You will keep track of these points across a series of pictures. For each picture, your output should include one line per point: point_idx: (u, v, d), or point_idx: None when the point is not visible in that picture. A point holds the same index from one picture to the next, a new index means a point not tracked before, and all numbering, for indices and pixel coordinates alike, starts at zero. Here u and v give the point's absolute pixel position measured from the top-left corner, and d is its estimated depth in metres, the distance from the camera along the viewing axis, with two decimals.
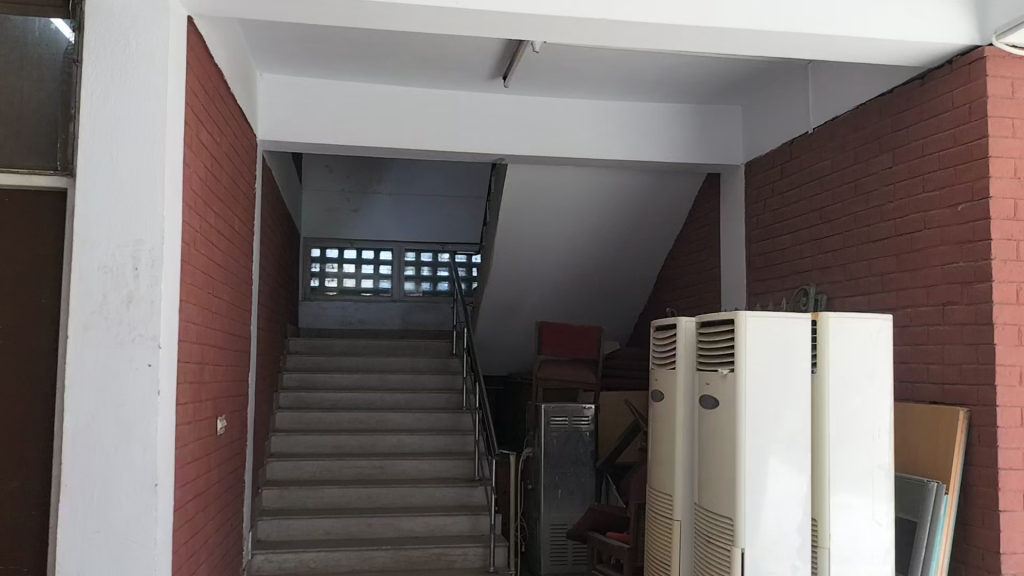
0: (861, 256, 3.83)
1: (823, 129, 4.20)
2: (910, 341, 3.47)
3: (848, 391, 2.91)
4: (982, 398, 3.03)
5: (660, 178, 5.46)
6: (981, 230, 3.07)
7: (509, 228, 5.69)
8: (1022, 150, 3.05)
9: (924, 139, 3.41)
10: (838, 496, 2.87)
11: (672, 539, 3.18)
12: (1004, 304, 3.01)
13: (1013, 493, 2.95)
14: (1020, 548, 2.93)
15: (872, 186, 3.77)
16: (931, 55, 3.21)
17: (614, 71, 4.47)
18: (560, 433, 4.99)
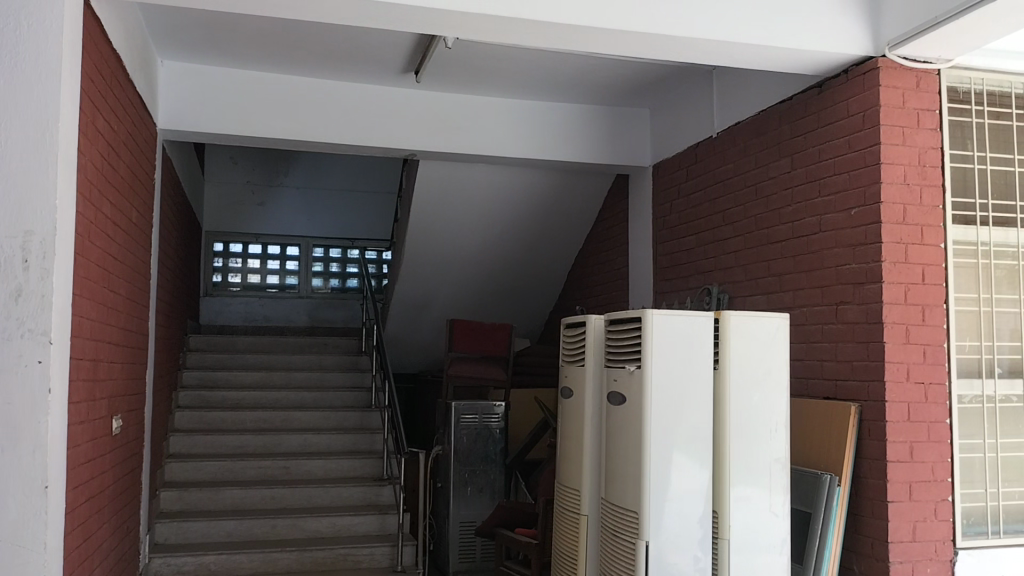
0: (761, 257, 3.97)
1: (727, 133, 4.32)
2: (806, 339, 3.61)
3: (749, 388, 3.00)
4: (872, 393, 3.19)
5: (570, 177, 5.52)
6: (874, 233, 3.22)
7: (420, 225, 5.65)
8: (909, 157, 3.23)
9: (821, 145, 3.55)
10: (738, 490, 2.96)
11: (579, 534, 3.23)
12: (893, 303, 3.16)
13: (900, 484, 3.11)
14: (905, 537, 3.10)
15: (772, 189, 3.91)
16: (830, 64, 3.35)
17: (525, 69, 4.49)
18: (469, 431, 4.99)
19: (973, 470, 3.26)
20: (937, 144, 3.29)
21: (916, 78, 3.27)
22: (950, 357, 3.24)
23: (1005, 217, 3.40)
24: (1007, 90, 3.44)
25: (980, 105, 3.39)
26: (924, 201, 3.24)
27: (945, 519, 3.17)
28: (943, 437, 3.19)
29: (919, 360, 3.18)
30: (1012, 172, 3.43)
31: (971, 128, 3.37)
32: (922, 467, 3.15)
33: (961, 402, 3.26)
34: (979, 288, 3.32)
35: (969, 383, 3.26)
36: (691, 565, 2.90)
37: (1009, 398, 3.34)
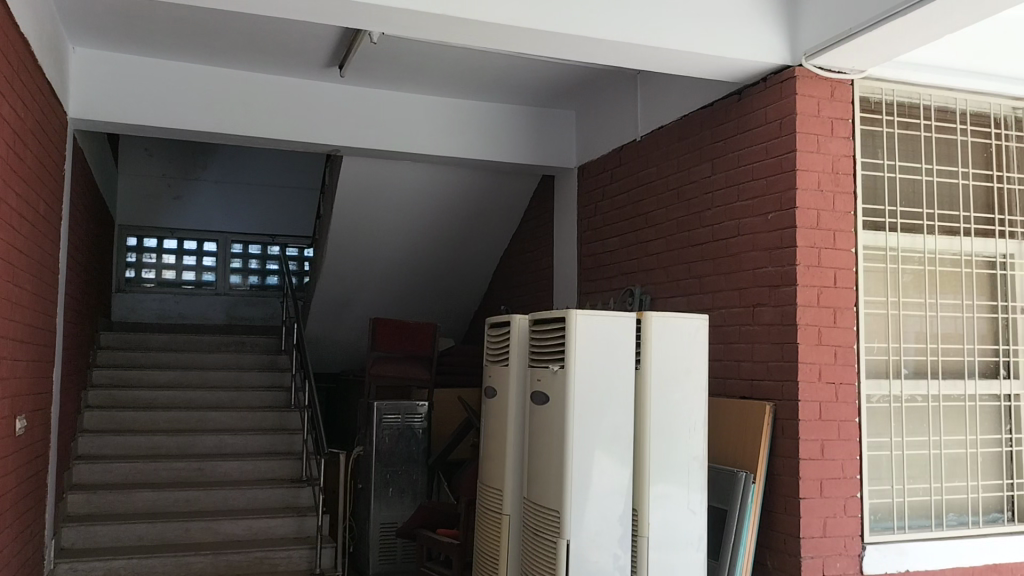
0: (682, 259, 4.04)
1: (650, 137, 4.39)
2: (724, 340, 3.69)
3: (669, 388, 3.05)
4: (786, 393, 3.28)
5: (496, 177, 5.52)
6: (789, 238, 3.31)
7: (343, 222, 5.56)
8: (823, 165, 3.33)
9: (741, 151, 3.63)
10: (657, 487, 3.01)
11: (500, 534, 3.23)
12: (807, 306, 3.26)
13: (812, 481, 3.20)
14: (816, 532, 3.19)
15: (693, 193, 3.98)
16: (750, 72, 3.43)
17: (452, 68, 4.48)
18: (391, 431, 4.93)
19: (880, 466, 3.39)
20: (849, 152, 3.40)
21: (830, 87, 3.38)
22: (860, 358, 3.35)
23: (913, 224, 3.54)
24: (917, 102, 3.58)
25: (890, 115, 3.53)
26: (837, 207, 3.36)
27: (854, 515, 3.28)
28: (852, 435, 3.31)
29: (831, 361, 3.29)
30: (919, 181, 3.58)
31: (881, 137, 3.51)
32: (833, 464, 3.25)
33: (870, 402, 3.39)
34: (886, 291, 3.46)
35: (878, 384, 3.39)
36: (610, 562, 2.93)
37: (915, 398, 3.48)
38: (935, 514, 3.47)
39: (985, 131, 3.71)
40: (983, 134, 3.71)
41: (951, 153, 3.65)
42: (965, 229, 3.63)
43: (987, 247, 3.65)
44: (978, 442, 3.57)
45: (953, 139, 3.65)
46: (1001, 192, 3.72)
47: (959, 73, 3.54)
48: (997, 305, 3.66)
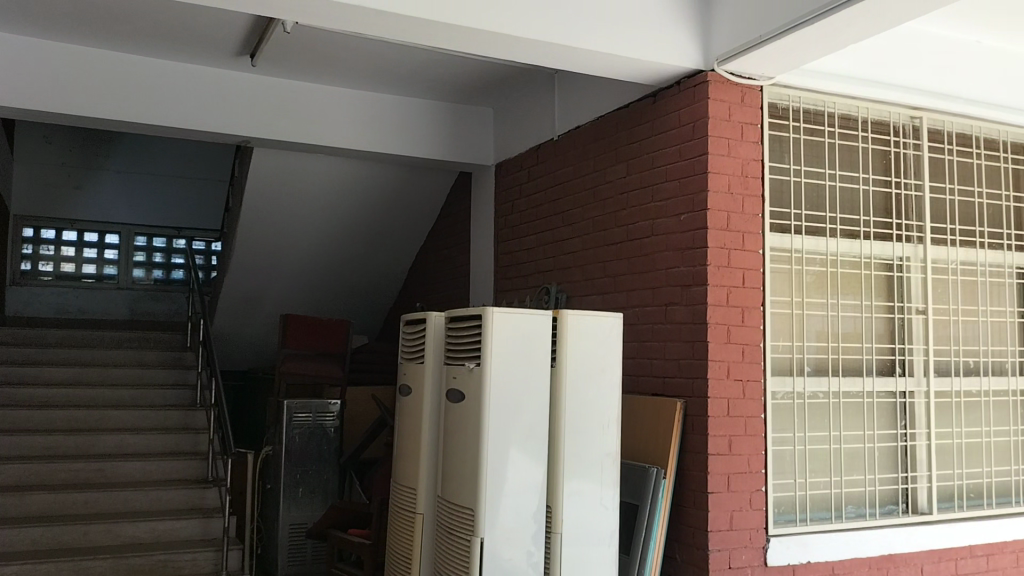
0: (597, 258, 4.09)
1: (567, 136, 4.43)
2: (638, 338, 3.75)
3: (584, 385, 3.08)
4: (696, 391, 3.36)
5: (412, 173, 5.47)
6: (700, 239, 3.38)
7: (254, 216, 5.41)
8: (734, 168, 3.42)
9: (655, 153, 3.69)
10: (571, 484, 3.03)
11: (414, 532, 3.20)
12: (717, 306, 3.34)
13: (719, 476, 3.29)
14: (723, 526, 3.28)
15: (609, 193, 4.03)
16: (665, 75, 3.49)
17: (369, 60, 4.41)
18: (302, 430, 4.82)
19: (783, 461, 3.51)
20: (758, 156, 3.49)
21: (740, 93, 3.48)
22: (766, 357, 3.45)
23: (816, 227, 3.67)
24: (822, 109, 3.71)
25: (796, 121, 3.65)
26: (745, 209, 3.45)
27: (759, 508, 3.38)
28: (758, 431, 3.40)
29: (738, 359, 3.38)
30: (823, 186, 3.70)
31: (789, 143, 3.63)
32: (739, 459, 3.34)
33: (775, 399, 3.50)
34: (791, 291, 3.58)
35: (782, 381, 3.50)
36: (523, 559, 2.94)
37: (817, 395, 3.60)
38: (834, 507, 3.60)
39: (885, 139, 3.87)
40: (883, 141, 3.87)
41: (853, 159, 3.79)
42: (865, 232, 3.78)
43: (886, 250, 3.81)
44: (875, 437, 3.72)
45: (855, 146, 3.79)
46: (899, 198, 3.88)
47: (862, 82, 3.68)
48: (894, 305, 3.82)
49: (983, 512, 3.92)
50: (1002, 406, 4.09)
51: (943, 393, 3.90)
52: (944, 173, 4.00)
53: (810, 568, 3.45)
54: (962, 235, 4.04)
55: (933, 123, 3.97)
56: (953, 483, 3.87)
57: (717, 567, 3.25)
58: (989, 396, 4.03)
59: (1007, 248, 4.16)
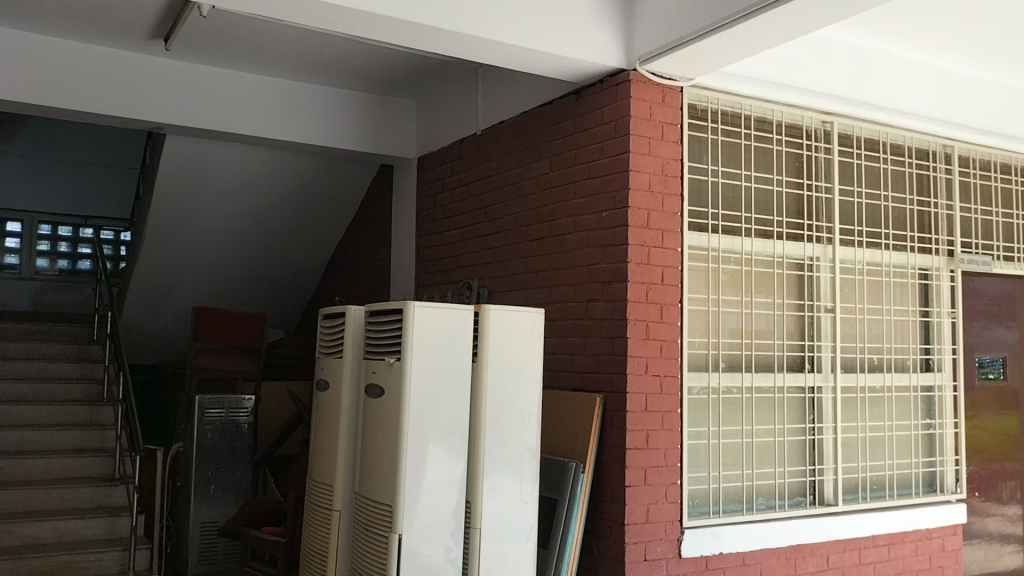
0: (519, 253, 4.10)
1: (491, 132, 4.42)
2: (559, 334, 3.78)
3: (504, 381, 3.08)
4: (615, 386, 3.40)
5: (333, 164, 5.38)
6: (621, 236, 3.42)
7: (166, 205, 5.23)
8: (654, 167, 3.47)
9: (577, 150, 3.72)
10: (490, 480, 3.03)
11: (330, 530, 3.15)
12: (637, 303, 3.39)
13: (636, 470, 3.33)
14: (639, 518, 3.32)
15: (532, 189, 4.04)
16: (588, 72, 3.51)
17: (289, 48, 4.31)
18: (214, 426, 4.67)
19: (698, 455, 3.58)
20: (678, 156, 3.55)
21: (661, 92, 3.53)
22: (683, 352, 3.51)
23: (732, 226, 3.75)
24: (739, 112, 3.80)
25: (714, 123, 3.72)
26: (665, 207, 3.50)
27: (674, 501, 3.44)
28: (675, 425, 3.46)
29: (657, 355, 3.43)
30: (739, 186, 3.79)
31: (707, 143, 3.70)
32: (656, 453, 3.40)
33: (691, 393, 3.57)
34: (707, 289, 3.66)
35: (697, 377, 3.58)
36: (441, 555, 2.91)
37: (730, 390, 3.70)
38: (746, 498, 3.70)
39: (799, 142, 3.99)
40: (796, 144, 3.99)
41: (767, 161, 3.89)
42: (778, 232, 3.89)
43: (797, 250, 3.93)
44: (785, 431, 3.84)
45: (770, 148, 3.90)
46: (811, 200, 4.00)
47: (777, 87, 3.78)
48: (804, 304, 3.95)
49: (885, 503, 4.08)
50: (904, 401, 4.26)
51: (849, 387, 4.05)
52: (853, 176, 4.15)
53: (722, 558, 3.54)
54: (869, 237, 4.19)
55: (843, 127, 4.11)
56: (857, 475, 4.03)
57: (632, 560, 3.30)
58: (892, 392, 4.20)
59: (911, 250, 4.33)
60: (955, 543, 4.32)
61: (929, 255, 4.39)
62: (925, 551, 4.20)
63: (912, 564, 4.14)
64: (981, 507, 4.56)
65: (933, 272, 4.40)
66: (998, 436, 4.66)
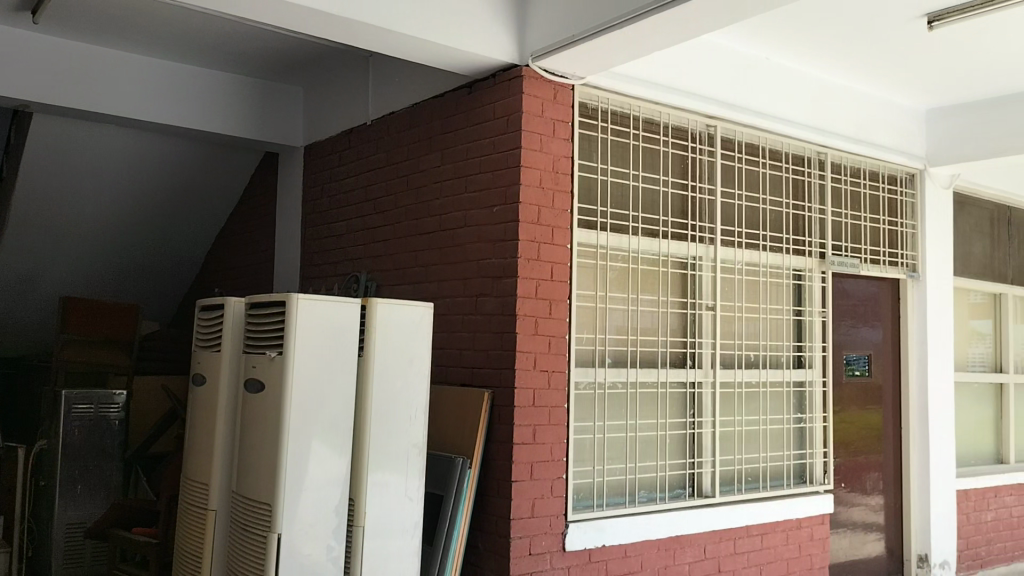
0: (408, 246, 4.04)
1: (381, 122, 4.34)
2: (448, 329, 3.75)
3: (390, 376, 3.02)
4: (503, 381, 3.40)
5: (213, 150, 5.17)
6: (511, 231, 3.42)
7: (30, 188, 4.90)
8: (545, 163, 3.49)
9: (469, 144, 3.70)
10: (375, 477, 2.97)
11: (205, 530, 3.02)
12: (526, 298, 3.40)
13: (523, 465, 3.34)
14: (525, 513, 3.34)
15: (422, 182, 3.99)
16: (480, 66, 3.49)
17: (170, 27, 4.11)
18: (82, 422, 4.38)
19: (583, 449, 3.62)
20: (568, 153, 3.57)
21: (554, 90, 3.54)
22: (571, 348, 3.54)
23: (620, 224, 3.81)
24: (628, 112, 3.85)
25: (604, 122, 3.77)
26: (555, 204, 3.52)
27: (559, 495, 3.46)
28: (561, 420, 3.49)
29: (545, 350, 3.45)
30: (627, 185, 3.85)
31: (597, 142, 3.74)
32: (543, 448, 3.41)
33: (577, 389, 3.61)
34: (595, 286, 3.70)
35: (584, 372, 3.62)
36: (322, 554, 2.83)
37: (616, 385, 3.75)
38: (628, 491, 3.77)
39: (684, 144, 4.08)
40: (682, 146, 4.08)
41: (655, 162, 3.97)
42: (664, 231, 3.97)
43: (681, 249, 4.02)
44: (667, 425, 3.94)
45: (657, 148, 3.97)
46: (694, 201, 4.11)
47: (664, 89, 3.86)
48: (687, 301, 4.06)
49: (758, 494, 4.25)
50: (777, 397, 4.44)
51: (727, 383, 4.19)
52: (734, 179, 4.28)
53: (605, 551, 3.59)
54: (748, 237, 4.34)
55: (727, 132, 4.23)
56: (735, 468, 4.17)
57: (517, 555, 3.31)
58: (767, 387, 4.36)
59: (787, 252, 4.50)
60: (823, 532, 4.52)
61: (802, 256, 4.58)
62: (795, 540, 4.39)
63: (783, 552, 4.32)
64: (846, 497, 4.81)
65: (806, 273, 4.59)
66: (863, 429, 4.92)
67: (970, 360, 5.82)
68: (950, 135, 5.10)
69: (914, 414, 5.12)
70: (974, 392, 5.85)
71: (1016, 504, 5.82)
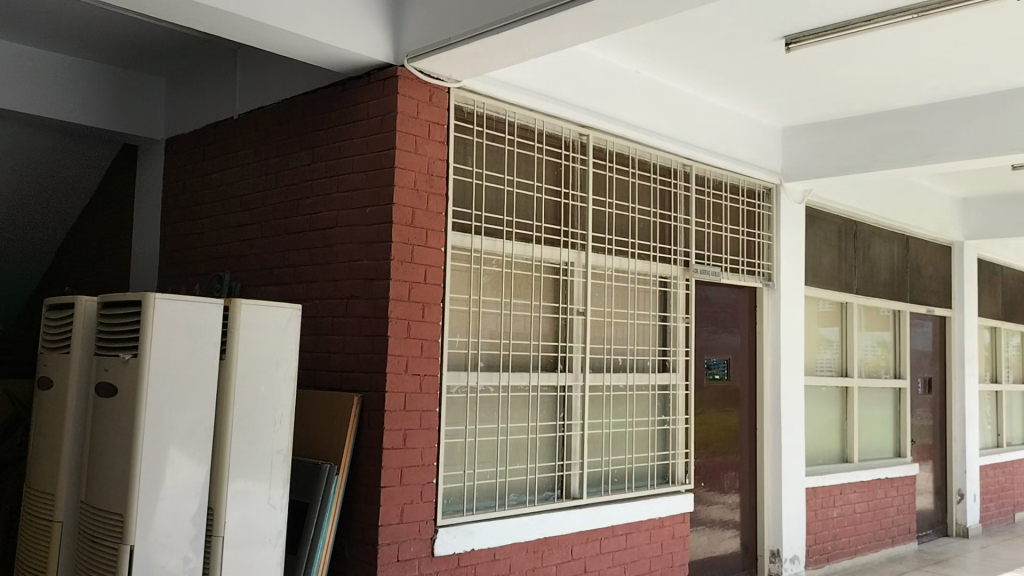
0: (276, 246, 3.92)
1: (249, 117, 4.20)
2: (316, 331, 3.67)
3: (254, 380, 2.92)
4: (373, 385, 3.35)
5: (66, 142, 4.81)
6: (384, 233, 3.38)
7: None
8: (420, 165, 3.46)
9: (342, 143, 3.63)
10: (236, 484, 2.86)
11: (49, 544, 2.83)
12: (398, 301, 3.36)
13: (392, 470, 3.30)
14: (394, 519, 3.30)
15: (291, 180, 3.89)
16: (354, 64, 3.43)
17: (20, 6, 3.84)
18: None
19: (454, 453, 3.62)
20: (443, 156, 3.56)
21: (429, 92, 3.52)
22: (443, 352, 3.52)
23: (494, 228, 3.83)
24: (503, 117, 3.89)
25: (479, 126, 3.78)
26: (429, 207, 3.50)
27: (429, 500, 3.44)
28: (432, 424, 3.47)
29: (416, 353, 3.42)
30: (502, 189, 3.88)
31: (472, 146, 3.75)
32: (413, 452, 3.38)
33: (450, 392, 3.61)
34: (468, 289, 3.71)
35: (456, 375, 3.61)
36: (178, 566, 2.70)
37: (487, 389, 3.77)
38: (498, 494, 3.79)
39: (557, 151, 4.15)
40: (555, 153, 4.15)
41: (528, 168, 4.01)
42: (537, 236, 4.02)
43: (553, 255, 4.08)
44: (537, 428, 3.98)
45: (531, 155, 4.02)
46: (567, 207, 4.18)
47: (539, 96, 3.91)
48: (558, 305, 4.12)
49: (624, 494, 4.36)
50: (643, 400, 4.57)
51: (596, 386, 4.28)
52: (605, 187, 4.38)
53: (474, 555, 3.58)
54: (618, 245, 4.45)
55: (599, 141, 4.33)
56: (601, 469, 4.27)
57: (384, 561, 3.26)
58: (633, 390, 4.48)
59: (654, 260, 4.64)
60: (683, 530, 4.68)
61: (668, 264, 4.73)
62: (657, 539, 4.51)
63: (645, 551, 4.44)
64: (705, 496, 5.00)
65: (672, 281, 4.75)
66: (722, 430, 5.15)
67: (819, 365, 6.18)
68: (804, 152, 5.41)
69: (768, 415, 5.39)
70: (823, 395, 6.21)
71: (860, 500, 6.21)
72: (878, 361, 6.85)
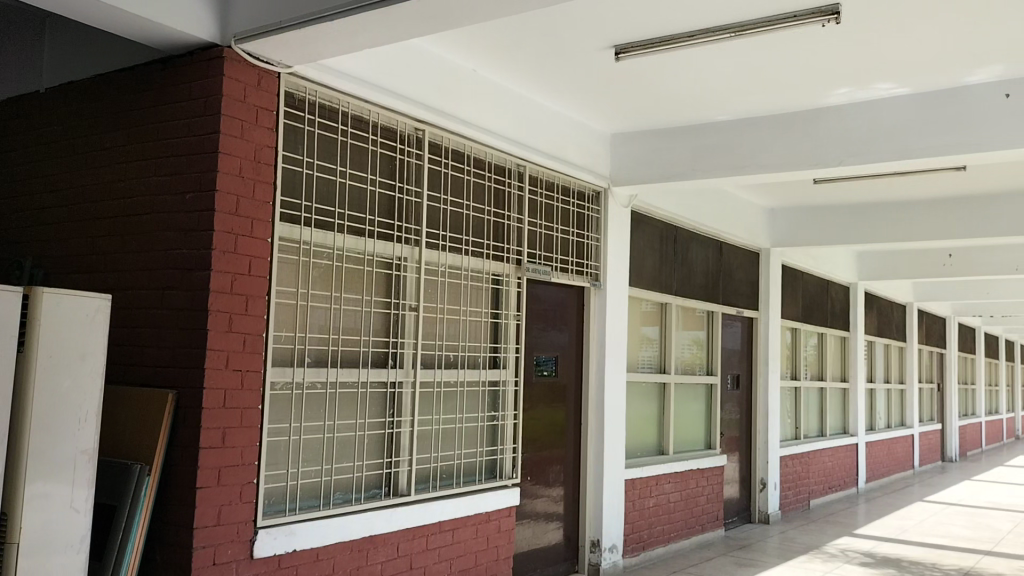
0: (85, 232, 3.64)
1: (57, 91, 3.89)
2: (128, 324, 3.44)
3: (57, 374, 2.71)
4: (190, 381, 3.19)
5: None
6: (206, 221, 3.22)
7: None
8: (246, 151, 3.33)
9: (161, 124, 3.43)
10: (34, 487, 2.64)
11: None
12: (219, 293, 3.21)
13: (209, 470, 3.16)
14: (209, 521, 3.15)
15: (104, 161, 3.63)
16: (176, 42, 3.25)
17: None
18: None
19: (276, 452, 3.51)
20: (271, 143, 3.43)
21: (257, 75, 3.39)
22: (267, 346, 3.40)
23: (324, 221, 3.74)
24: (336, 107, 3.80)
25: (311, 115, 3.69)
26: (255, 195, 3.36)
27: (249, 501, 3.30)
28: (255, 422, 3.33)
29: (239, 348, 3.28)
30: (334, 182, 3.80)
31: (303, 135, 3.66)
32: (232, 452, 3.24)
33: (273, 389, 3.49)
34: (297, 283, 3.60)
35: (281, 371, 3.51)
36: None
37: (314, 385, 3.68)
38: (323, 493, 3.72)
39: (392, 144, 4.11)
40: (390, 147, 4.10)
41: (362, 160, 3.96)
42: (370, 230, 3.96)
43: (386, 249, 4.03)
44: (365, 426, 3.93)
45: (365, 147, 3.96)
46: (401, 202, 4.15)
47: (375, 89, 3.86)
48: (390, 301, 4.09)
49: (451, 490, 4.38)
50: (472, 396, 4.61)
51: (425, 383, 4.27)
52: (440, 183, 4.38)
53: (296, 556, 3.48)
54: (451, 240, 4.46)
55: (434, 137, 4.32)
56: (430, 465, 4.27)
57: (198, 565, 3.11)
58: (464, 386, 4.51)
59: (486, 256, 4.68)
60: (509, 523, 4.75)
61: (501, 262, 4.79)
62: (483, 533, 4.57)
63: (471, 545, 4.48)
64: (530, 489, 5.11)
65: (504, 278, 4.81)
66: (548, 425, 5.28)
67: (639, 362, 6.47)
68: (630, 159, 5.65)
69: (592, 410, 5.59)
70: (642, 391, 6.52)
71: (674, 491, 6.56)
72: (693, 360, 7.26)
